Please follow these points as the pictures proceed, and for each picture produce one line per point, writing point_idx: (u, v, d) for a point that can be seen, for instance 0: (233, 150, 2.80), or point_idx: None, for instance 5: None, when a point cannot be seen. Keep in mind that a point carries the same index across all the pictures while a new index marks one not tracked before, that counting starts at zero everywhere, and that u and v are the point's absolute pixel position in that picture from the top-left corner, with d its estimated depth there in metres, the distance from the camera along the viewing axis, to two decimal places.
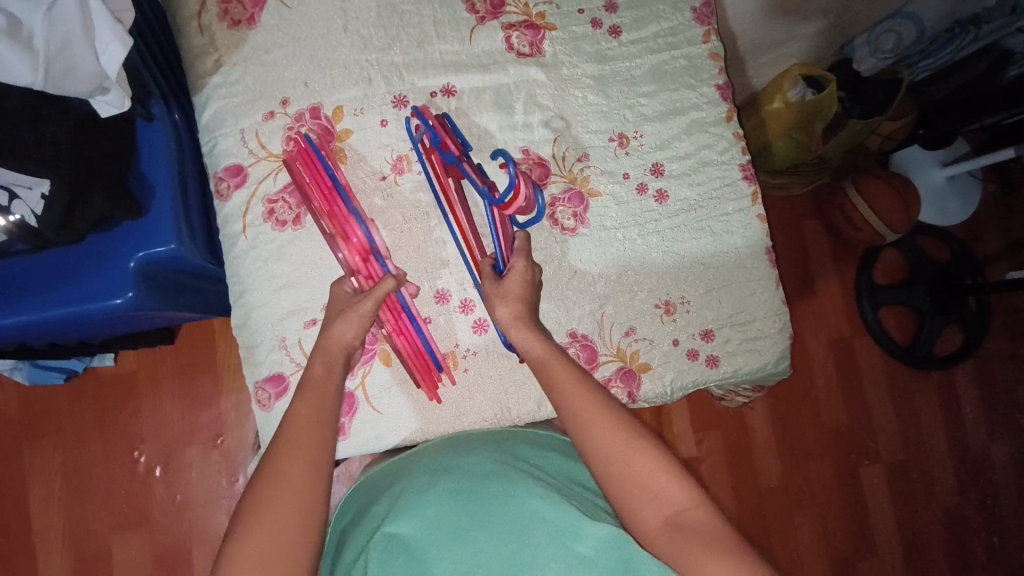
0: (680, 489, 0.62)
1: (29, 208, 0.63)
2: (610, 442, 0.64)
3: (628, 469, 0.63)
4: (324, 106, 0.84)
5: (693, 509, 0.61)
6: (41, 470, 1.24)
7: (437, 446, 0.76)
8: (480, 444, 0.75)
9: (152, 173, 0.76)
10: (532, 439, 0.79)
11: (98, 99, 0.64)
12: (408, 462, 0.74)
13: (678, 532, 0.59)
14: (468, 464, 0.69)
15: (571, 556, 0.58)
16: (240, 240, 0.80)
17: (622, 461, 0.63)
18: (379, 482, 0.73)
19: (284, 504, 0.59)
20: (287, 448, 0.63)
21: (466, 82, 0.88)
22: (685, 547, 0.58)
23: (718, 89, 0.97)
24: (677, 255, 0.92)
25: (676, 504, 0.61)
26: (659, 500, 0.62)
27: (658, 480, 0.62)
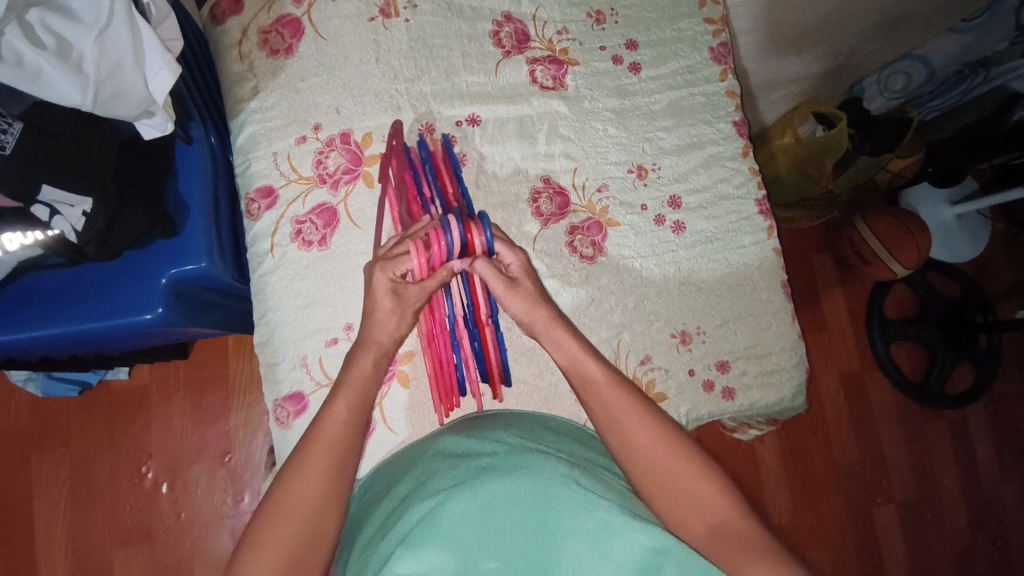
0: (723, 501, 0.62)
1: (70, 224, 0.64)
2: (652, 450, 0.65)
3: (670, 477, 0.63)
4: (354, 133, 0.87)
5: (736, 520, 0.60)
6: (48, 481, 1.24)
7: (458, 428, 0.73)
8: (500, 427, 0.71)
9: (188, 194, 0.78)
10: (554, 428, 0.75)
11: (142, 122, 0.67)
12: (429, 445, 0.70)
13: (722, 536, 0.59)
14: (491, 442, 0.65)
15: (603, 518, 0.53)
16: (267, 258, 0.82)
17: (665, 469, 0.64)
18: (399, 467, 0.70)
19: (295, 522, 0.57)
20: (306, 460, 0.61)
21: (491, 113, 0.92)
22: (732, 550, 0.57)
23: (734, 125, 0.99)
24: (694, 285, 0.93)
25: (721, 513, 0.61)
26: (700, 507, 0.62)
27: (702, 487, 0.63)
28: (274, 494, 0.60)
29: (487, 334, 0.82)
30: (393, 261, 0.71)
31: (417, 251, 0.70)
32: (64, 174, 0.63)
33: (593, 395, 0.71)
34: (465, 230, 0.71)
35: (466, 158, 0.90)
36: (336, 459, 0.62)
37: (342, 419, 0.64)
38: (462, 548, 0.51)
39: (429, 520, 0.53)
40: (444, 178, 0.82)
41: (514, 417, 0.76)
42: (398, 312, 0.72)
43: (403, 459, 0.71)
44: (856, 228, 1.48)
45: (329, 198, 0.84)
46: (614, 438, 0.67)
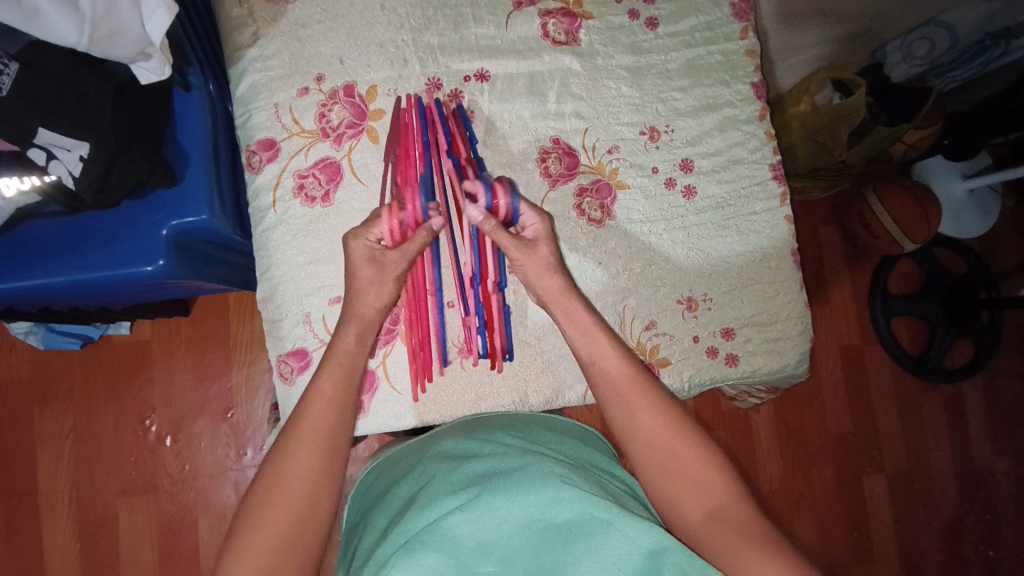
0: (722, 484, 0.63)
1: (67, 169, 0.63)
2: (655, 433, 0.66)
3: (670, 460, 0.65)
4: (358, 85, 0.83)
5: (735, 505, 0.62)
6: (53, 433, 1.26)
7: (458, 429, 0.74)
8: (498, 427, 0.73)
9: (187, 143, 0.76)
10: (551, 426, 0.77)
11: (140, 65, 0.64)
12: (428, 446, 0.72)
13: (720, 524, 0.60)
14: (489, 444, 0.66)
15: (601, 513, 0.55)
16: (269, 213, 0.80)
17: (666, 452, 0.65)
18: (399, 466, 0.72)
19: (286, 502, 0.59)
20: (296, 445, 0.62)
21: (500, 68, 0.88)
22: (724, 538, 0.59)
23: (752, 87, 0.96)
24: (702, 251, 0.92)
25: (718, 500, 0.62)
26: (700, 491, 0.63)
27: (701, 475, 0.64)
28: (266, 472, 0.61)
29: (492, 303, 0.80)
30: (364, 229, 0.73)
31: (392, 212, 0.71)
32: (62, 117, 0.61)
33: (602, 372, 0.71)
34: (489, 192, 0.72)
35: (473, 116, 0.87)
36: (324, 441, 0.63)
37: (329, 397, 0.66)
38: (460, 551, 0.54)
39: (428, 523, 0.55)
40: (457, 137, 0.79)
41: (512, 418, 0.78)
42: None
43: (403, 457, 0.73)
44: (867, 201, 1.45)
45: (333, 153, 0.82)
46: (619, 419, 0.69)
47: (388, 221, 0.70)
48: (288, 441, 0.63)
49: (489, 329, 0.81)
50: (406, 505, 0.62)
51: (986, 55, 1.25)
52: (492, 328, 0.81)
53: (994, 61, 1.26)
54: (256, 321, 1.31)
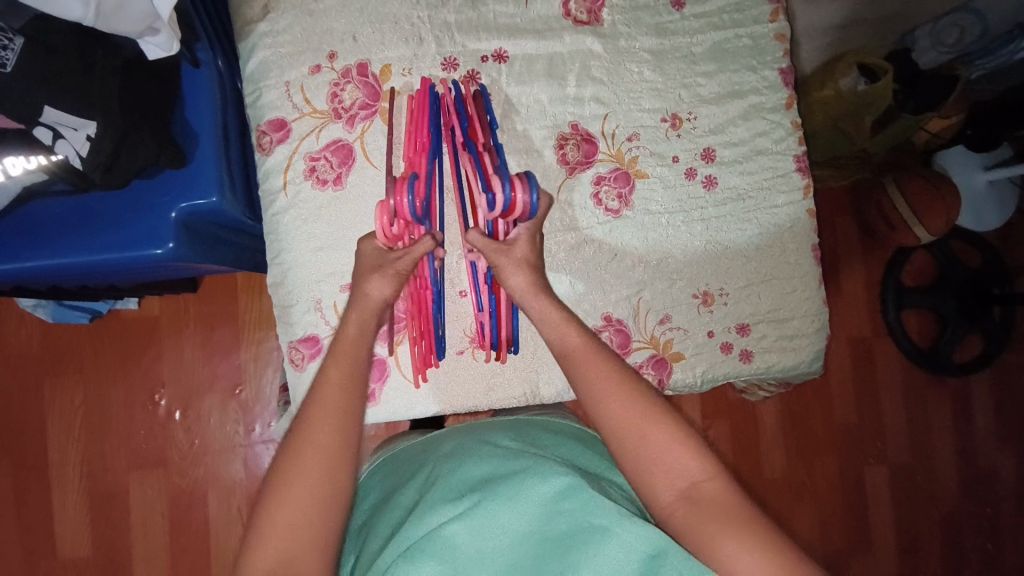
0: (694, 459, 0.59)
1: (73, 148, 0.61)
2: (627, 413, 0.61)
3: (640, 438, 0.60)
4: (372, 64, 0.80)
5: (707, 481, 0.57)
6: (63, 405, 1.27)
7: (462, 432, 0.74)
8: (499, 431, 0.72)
9: (196, 122, 0.74)
10: (554, 431, 0.76)
11: (147, 40, 0.62)
12: (431, 449, 0.72)
13: (693, 505, 0.56)
14: (490, 448, 0.66)
15: (600, 522, 0.53)
16: (279, 196, 0.79)
17: (637, 431, 0.60)
18: (402, 469, 0.72)
19: (309, 478, 0.56)
20: (316, 417, 0.60)
21: (519, 48, 0.85)
22: (700, 520, 0.55)
23: (780, 73, 0.92)
24: (720, 244, 0.89)
25: (690, 476, 0.58)
26: (672, 471, 0.58)
27: (670, 453, 0.59)
28: (284, 451, 0.58)
29: (499, 297, 0.77)
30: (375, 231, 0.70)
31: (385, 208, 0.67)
32: (68, 94, 0.59)
33: (575, 356, 0.66)
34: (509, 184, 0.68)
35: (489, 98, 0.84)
36: (342, 410, 0.60)
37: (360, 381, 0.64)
38: (458, 560, 0.54)
39: (425, 531, 0.55)
40: (476, 124, 0.74)
41: (515, 423, 0.77)
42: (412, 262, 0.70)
43: (408, 460, 0.74)
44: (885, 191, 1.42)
45: (345, 135, 0.80)
46: (583, 395, 0.64)
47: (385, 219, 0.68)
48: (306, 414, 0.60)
49: (496, 321, 0.79)
50: (406, 510, 0.62)
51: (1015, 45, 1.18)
52: (501, 321, 0.78)
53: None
54: (264, 300, 1.30)
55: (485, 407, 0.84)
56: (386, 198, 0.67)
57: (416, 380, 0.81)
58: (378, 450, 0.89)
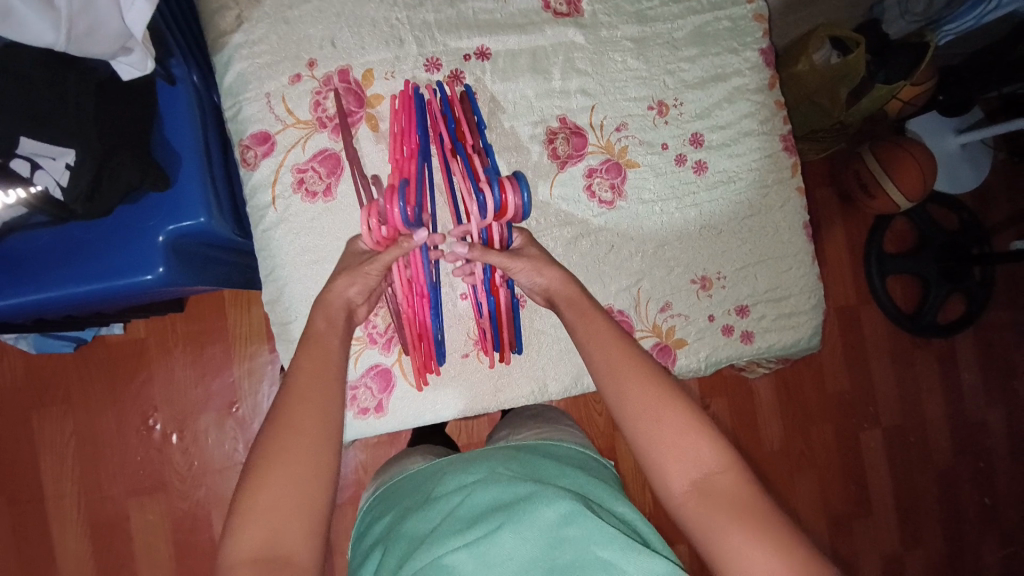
0: (709, 450, 0.59)
1: (53, 179, 0.59)
2: (643, 403, 0.62)
3: (657, 428, 0.60)
4: (353, 69, 0.79)
5: (723, 474, 0.57)
6: (55, 437, 1.23)
7: (465, 459, 0.73)
8: (499, 456, 0.71)
9: (176, 141, 0.72)
10: (559, 454, 0.75)
11: (120, 60, 0.60)
12: (436, 478, 0.71)
13: (705, 496, 0.56)
14: (492, 473, 0.65)
15: (604, 553, 0.54)
16: (269, 212, 0.77)
17: (653, 418, 0.61)
18: (404, 501, 0.71)
19: (281, 485, 0.54)
20: (293, 434, 0.57)
21: (501, 44, 0.84)
22: (711, 513, 0.55)
23: (761, 53, 0.92)
24: (714, 229, 0.90)
25: (705, 467, 0.58)
26: (686, 462, 0.59)
27: (688, 443, 0.59)
28: (252, 456, 0.56)
29: (500, 297, 0.76)
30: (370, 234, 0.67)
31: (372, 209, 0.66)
32: (44, 124, 0.57)
33: (591, 352, 0.67)
34: (499, 188, 0.68)
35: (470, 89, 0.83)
36: (320, 421, 0.58)
37: None
38: None
39: (431, 562, 0.55)
40: (464, 126, 0.74)
41: (519, 446, 0.76)
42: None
43: (409, 491, 0.73)
44: (863, 161, 1.44)
45: (331, 144, 0.78)
46: (611, 394, 0.64)
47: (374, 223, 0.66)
48: (280, 426, 0.57)
49: (498, 323, 0.79)
50: (409, 540, 0.61)
51: (979, 9, 1.19)
52: (502, 323, 0.78)
53: (987, 16, 1.19)
54: (254, 315, 1.28)
55: (494, 409, 0.84)
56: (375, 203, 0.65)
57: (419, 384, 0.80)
58: (381, 475, 0.87)
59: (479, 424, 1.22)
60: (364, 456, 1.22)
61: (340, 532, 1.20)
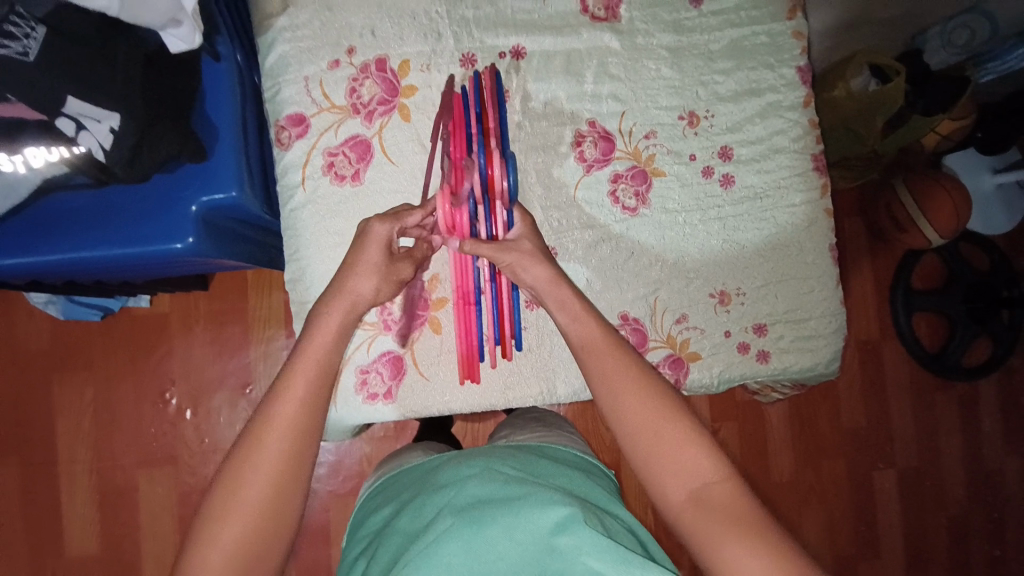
0: (708, 464, 0.58)
1: (97, 141, 0.61)
2: (638, 413, 0.61)
3: (655, 440, 0.59)
4: (390, 59, 0.80)
5: (720, 483, 0.57)
6: (74, 401, 1.27)
7: (465, 453, 0.72)
8: (498, 454, 0.69)
9: (215, 117, 0.74)
10: (560, 457, 0.74)
11: (169, 33, 0.62)
12: (433, 473, 0.71)
13: (703, 506, 0.55)
14: (489, 468, 0.65)
15: (594, 563, 0.51)
16: (298, 192, 0.79)
17: (650, 430, 0.60)
18: (402, 494, 0.71)
19: (249, 510, 0.54)
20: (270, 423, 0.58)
21: (536, 45, 0.85)
22: (710, 524, 0.54)
23: (798, 71, 0.91)
24: (737, 243, 0.89)
25: (702, 477, 0.57)
26: (684, 472, 0.58)
27: (686, 454, 0.58)
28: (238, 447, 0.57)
29: (502, 284, 0.77)
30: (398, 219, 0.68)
31: (444, 197, 0.68)
32: (94, 89, 0.59)
33: (586, 364, 0.66)
34: (484, 163, 0.68)
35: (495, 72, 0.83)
36: (293, 441, 0.57)
37: None
38: None
39: (423, 553, 0.54)
40: (488, 109, 0.74)
41: (520, 445, 0.76)
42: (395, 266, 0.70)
43: (408, 485, 0.73)
44: (896, 192, 1.41)
45: (363, 130, 0.80)
46: (605, 405, 0.63)
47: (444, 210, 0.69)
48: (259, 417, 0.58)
49: (499, 316, 0.78)
50: (402, 532, 0.61)
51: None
52: (503, 318, 0.78)
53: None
54: (273, 297, 1.30)
55: (502, 407, 0.84)
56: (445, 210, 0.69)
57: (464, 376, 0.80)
58: (380, 469, 0.87)
59: (485, 424, 1.22)
60: (369, 447, 1.23)
61: (338, 521, 1.21)
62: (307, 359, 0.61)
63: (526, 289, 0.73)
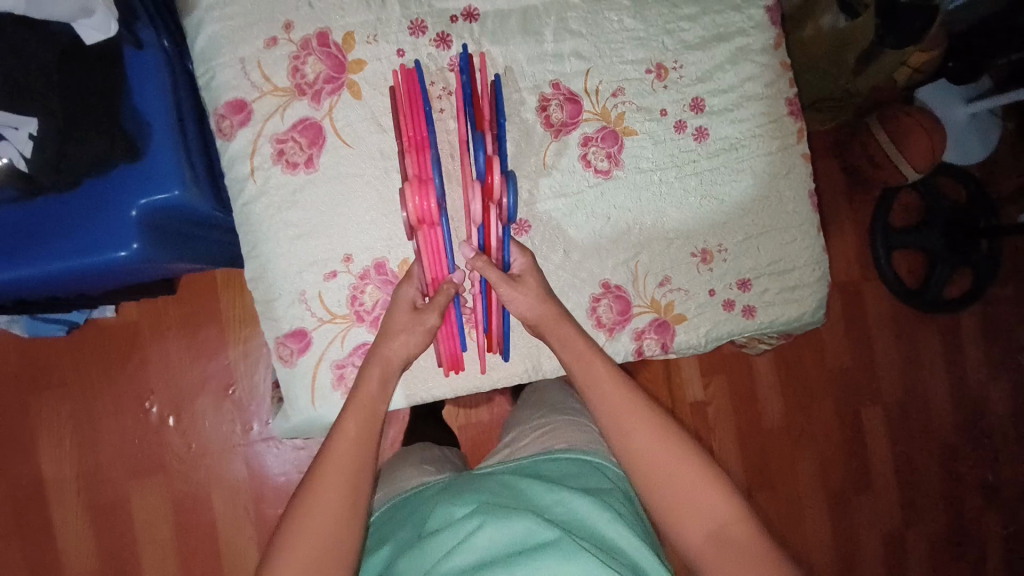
0: (722, 501, 0.59)
1: (17, 150, 0.56)
2: (654, 449, 0.61)
3: (670, 480, 0.60)
4: (333, 32, 0.74)
5: (736, 524, 0.58)
6: (51, 420, 1.22)
7: (465, 483, 0.70)
8: (500, 482, 0.67)
9: (146, 110, 0.68)
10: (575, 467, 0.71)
11: (81, 23, 0.57)
12: (432, 502, 0.68)
13: (722, 545, 0.57)
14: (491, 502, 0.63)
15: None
16: (248, 183, 0.74)
17: (666, 469, 0.60)
18: (400, 531, 0.68)
19: (310, 558, 0.55)
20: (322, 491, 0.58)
21: (489, 4, 0.79)
22: (726, 562, 0.56)
23: (766, 11, 0.87)
24: (715, 198, 0.86)
25: (718, 518, 0.58)
26: (701, 512, 0.59)
27: (699, 491, 0.59)
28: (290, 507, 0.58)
29: (491, 298, 0.75)
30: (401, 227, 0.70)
31: (413, 187, 0.67)
32: None
33: (592, 400, 0.66)
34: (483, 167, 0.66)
35: (446, 38, 0.77)
36: (348, 484, 0.59)
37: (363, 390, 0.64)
38: None
39: None
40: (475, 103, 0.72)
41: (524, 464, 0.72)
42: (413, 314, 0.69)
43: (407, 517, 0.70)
44: (871, 132, 1.38)
45: (312, 113, 0.74)
46: (620, 438, 0.63)
47: (415, 201, 0.67)
48: (308, 488, 0.59)
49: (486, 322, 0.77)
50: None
51: None
52: (490, 326, 0.77)
53: None
54: (247, 296, 1.25)
55: (488, 387, 0.82)
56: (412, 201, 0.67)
57: (447, 370, 0.79)
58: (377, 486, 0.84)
59: (477, 405, 1.20)
60: None
61: None
62: (360, 405, 0.64)
63: (515, 280, 0.71)
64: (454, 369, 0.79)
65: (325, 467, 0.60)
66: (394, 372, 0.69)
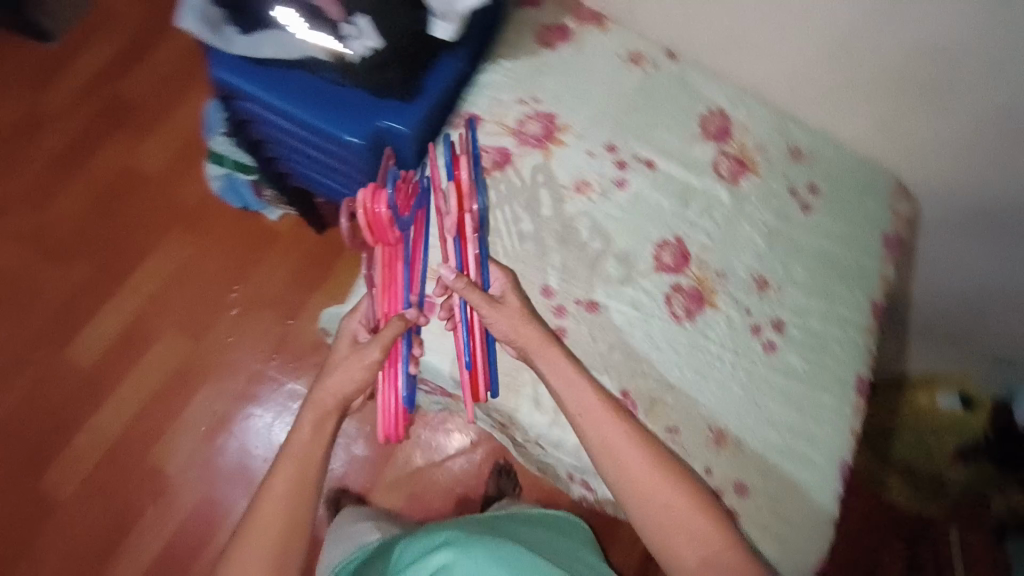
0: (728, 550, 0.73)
1: (356, 48, 0.88)
2: (665, 509, 0.75)
3: (676, 532, 0.74)
4: (558, 117, 1.02)
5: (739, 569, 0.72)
6: (170, 251, 1.46)
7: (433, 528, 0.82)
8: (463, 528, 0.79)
9: (430, 83, 0.98)
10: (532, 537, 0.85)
11: (439, 20, 0.88)
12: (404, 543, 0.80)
13: None
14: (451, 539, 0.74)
15: None
16: (444, 156, 0.99)
17: (676, 524, 0.74)
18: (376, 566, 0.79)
19: (270, 537, 0.71)
20: (276, 483, 0.73)
21: (666, 167, 1.02)
22: None
23: (872, 304, 1.03)
24: (755, 400, 0.93)
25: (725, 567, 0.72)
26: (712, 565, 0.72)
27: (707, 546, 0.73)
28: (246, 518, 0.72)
29: (475, 321, 0.82)
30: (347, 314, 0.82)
31: (368, 199, 0.74)
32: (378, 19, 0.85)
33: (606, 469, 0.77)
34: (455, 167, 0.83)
35: (624, 165, 1.01)
36: (289, 489, 0.73)
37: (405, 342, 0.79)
38: None
39: None
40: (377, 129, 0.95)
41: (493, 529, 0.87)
42: (358, 351, 0.77)
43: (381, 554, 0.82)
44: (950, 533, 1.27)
45: (512, 148, 0.99)
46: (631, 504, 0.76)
47: (368, 205, 0.74)
48: (267, 483, 0.73)
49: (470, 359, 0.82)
50: None
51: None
52: (476, 357, 0.82)
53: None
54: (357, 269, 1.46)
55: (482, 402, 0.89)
56: (367, 215, 0.74)
57: (390, 432, 0.81)
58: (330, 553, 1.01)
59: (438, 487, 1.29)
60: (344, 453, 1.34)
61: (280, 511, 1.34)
62: (303, 425, 0.76)
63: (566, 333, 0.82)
64: (393, 431, 0.81)
65: (274, 473, 0.74)
66: (328, 415, 0.77)
